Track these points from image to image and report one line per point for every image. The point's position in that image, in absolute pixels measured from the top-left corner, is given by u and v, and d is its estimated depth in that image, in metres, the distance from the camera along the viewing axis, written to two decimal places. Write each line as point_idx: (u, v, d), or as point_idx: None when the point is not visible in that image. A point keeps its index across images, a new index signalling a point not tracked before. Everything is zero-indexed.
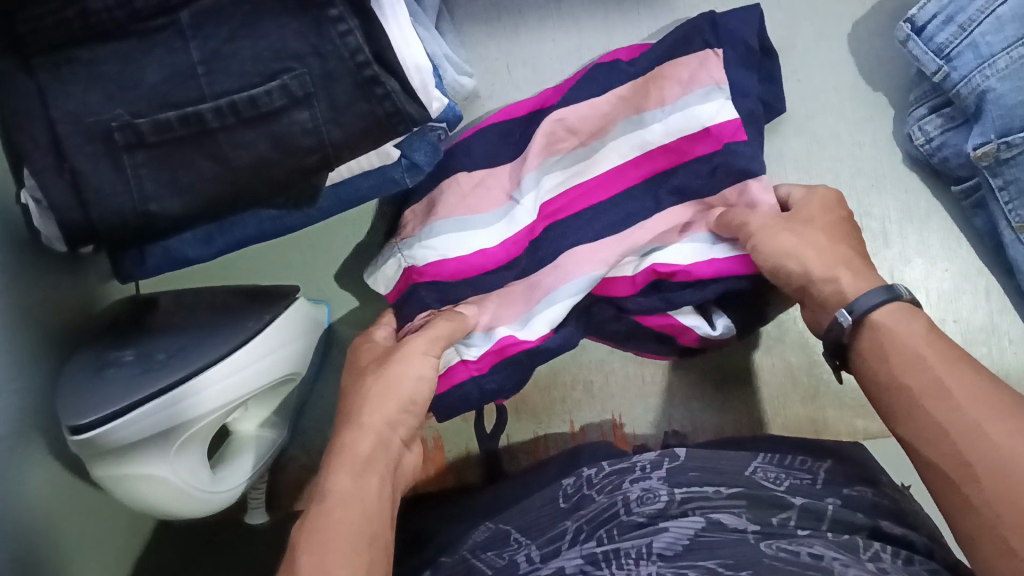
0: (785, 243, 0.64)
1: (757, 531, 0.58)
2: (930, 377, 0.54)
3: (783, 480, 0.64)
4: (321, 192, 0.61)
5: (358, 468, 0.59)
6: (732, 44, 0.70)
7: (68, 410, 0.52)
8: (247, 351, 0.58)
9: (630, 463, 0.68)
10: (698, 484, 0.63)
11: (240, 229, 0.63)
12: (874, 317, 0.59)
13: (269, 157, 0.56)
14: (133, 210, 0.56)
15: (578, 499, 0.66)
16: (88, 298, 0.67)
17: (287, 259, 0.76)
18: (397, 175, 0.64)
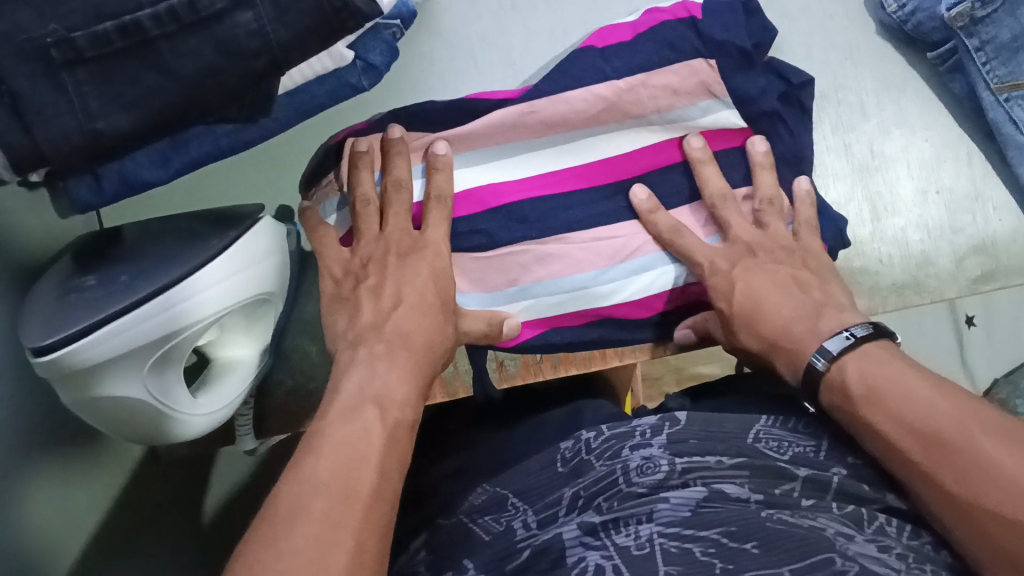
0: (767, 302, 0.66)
1: (761, 501, 0.56)
2: (864, 411, 0.57)
3: (787, 448, 0.61)
4: (274, 99, 0.59)
5: (354, 415, 0.54)
6: (720, 48, 0.67)
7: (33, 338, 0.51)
8: (213, 269, 0.56)
9: (630, 427, 0.65)
10: (698, 452, 0.61)
11: (195, 147, 0.61)
12: (845, 359, 0.59)
13: (217, 64, 0.54)
14: (79, 130, 0.53)
15: (577, 464, 0.64)
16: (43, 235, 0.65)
17: (250, 180, 0.73)
18: (353, 78, 0.61)
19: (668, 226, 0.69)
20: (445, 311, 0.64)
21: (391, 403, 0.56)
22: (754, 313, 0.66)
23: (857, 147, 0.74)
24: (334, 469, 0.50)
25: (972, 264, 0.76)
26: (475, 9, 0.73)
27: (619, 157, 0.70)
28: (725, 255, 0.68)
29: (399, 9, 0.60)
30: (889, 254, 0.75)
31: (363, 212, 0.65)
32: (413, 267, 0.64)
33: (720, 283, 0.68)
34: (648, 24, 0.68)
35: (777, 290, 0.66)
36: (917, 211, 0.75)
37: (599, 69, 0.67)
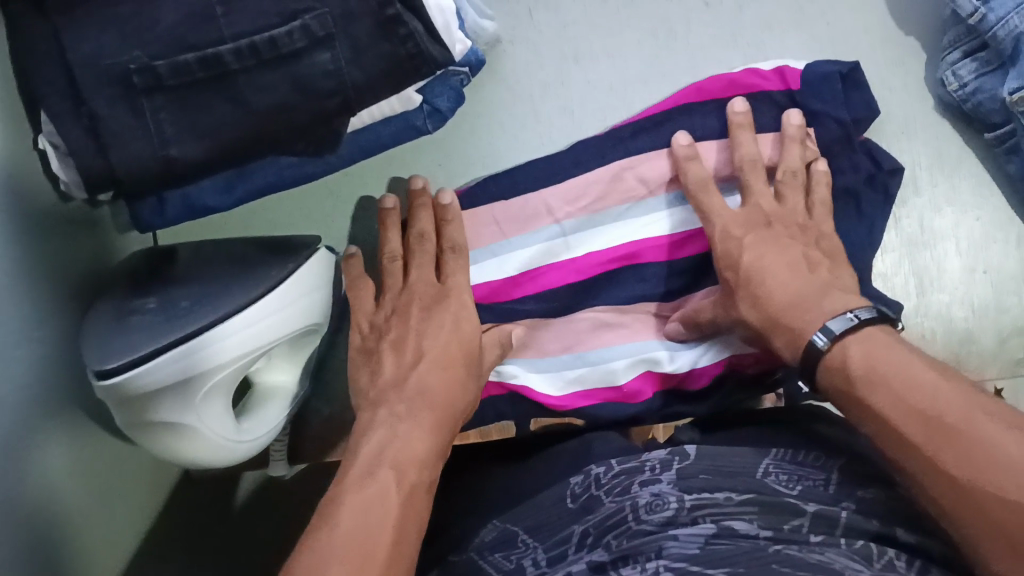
0: (781, 281, 0.62)
1: (770, 537, 0.55)
2: (868, 394, 0.53)
3: (797, 483, 0.61)
4: (343, 138, 0.60)
5: (363, 478, 0.53)
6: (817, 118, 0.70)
7: (92, 359, 0.52)
8: (273, 303, 0.57)
9: (640, 462, 0.65)
10: (707, 489, 0.60)
11: (259, 177, 0.62)
12: (848, 343, 0.56)
13: (291, 100, 0.54)
14: (153, 156, 0.54)
15: (587, 500, 0.63)
16: (98, 248, 0.66)
17: (305, 209, 0.75)
18: (419, 121, 0.63)
19: (698, 180, 0.67)
20: (472, 366, 0.64)
21: (416, 463, 0.56)
22: (754, 283, 0.62)
23: (907, 220, 0.75)
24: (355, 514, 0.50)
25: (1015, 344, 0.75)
26: (538, 59, 0.74)
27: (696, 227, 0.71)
28: (742, 222, 0.66)
29: (469, 57, 0.60)
30: (933, 329, 0.75)
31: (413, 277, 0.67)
32: (437, 329, 0.64)
33: (739, 246, 0.65)
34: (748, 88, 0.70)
35: (788, 269, 0.62)
36: (964, 287, 0.75)
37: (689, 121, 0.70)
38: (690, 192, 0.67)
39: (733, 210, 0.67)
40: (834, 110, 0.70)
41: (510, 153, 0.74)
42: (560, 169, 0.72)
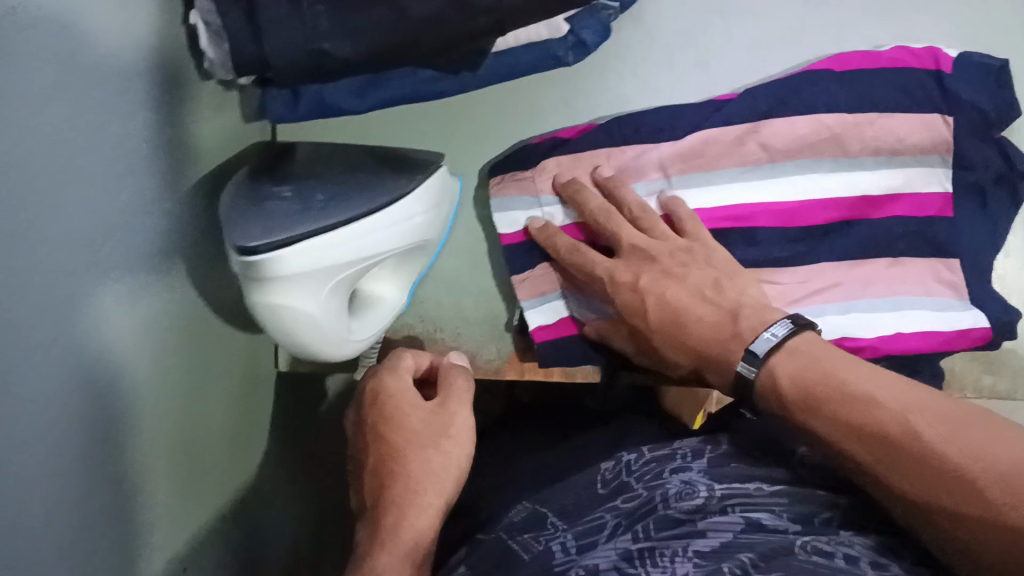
0: (684, 302, 0.62)
1: (799, 531, 0.54)
2: (804, 422, 0.53)
3: (827, 473, 0.61)
4: (485, 59, 0.60)
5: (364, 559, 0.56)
6: (965, 112, 0.70)
7: (237, 236, 0.52)
8: (395, 211, 0.58)
9: (670, 449, 0.66)
10: (737, 481, 0.60)
11: (393, 87, 0.62)
12: (775, 365, 0.55)
13: (445, 12, 0.54)
14: (304, 49, 0.54)
15: (618, 485, 0.64)
16: (225, 136, 0.66)
17: (424, 127, 0.75)
18: (560, 52, 0.61)
19: (568, 245, 0.69)
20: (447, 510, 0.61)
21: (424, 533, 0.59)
22: (674, 322, 0.62)
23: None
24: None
25: None
26: (681, 8, 0.72)
27: (819, 199, 0.70)
28: (628, 270, 0.65)
29: None
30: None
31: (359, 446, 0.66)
32: (412, 478, 0.61)
33: (623, 299, 0.65)
34: (896, 63, 0.70)
35: (696, 299, 0.62)
36: None
37: (831, 88, 0.70)
38: (561, 254, 0.69)
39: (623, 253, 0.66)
40: (978, 100, 0.70)
41: (636, 101, 0.74)
42: (687, 123, 0.71)
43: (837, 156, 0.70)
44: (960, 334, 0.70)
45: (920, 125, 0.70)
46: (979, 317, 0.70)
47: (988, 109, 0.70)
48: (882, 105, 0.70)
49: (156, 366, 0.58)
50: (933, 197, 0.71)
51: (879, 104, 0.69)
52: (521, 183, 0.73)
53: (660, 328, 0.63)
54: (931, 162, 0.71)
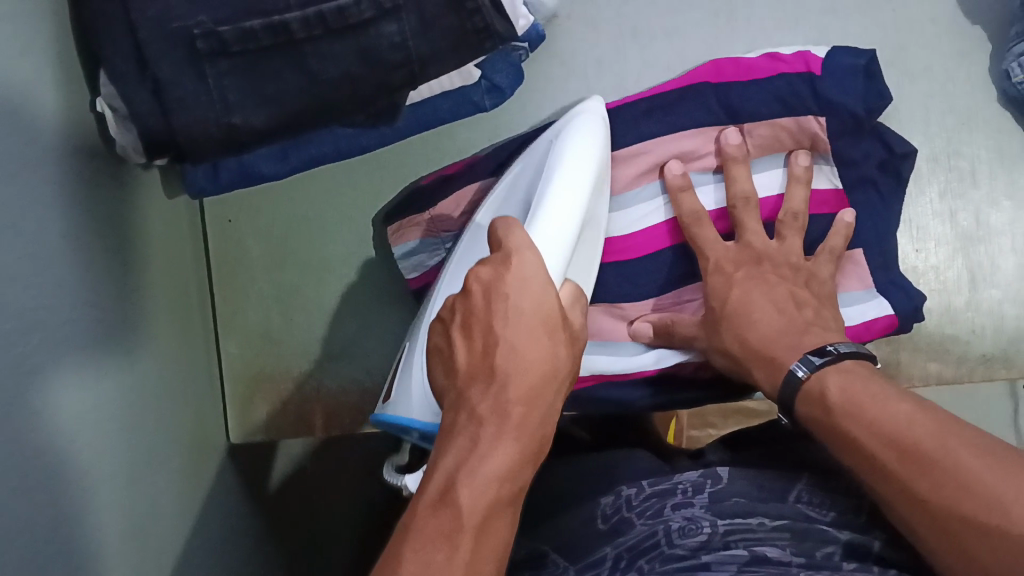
0: (768, 305, 0.63)
1: (803, 564, 0.55)
2: (845, 423, 0.53)
3: (827, 509, 0.61)
4: (402, 110, 0.59)
5: (496, 437, 0.43)
6: (836, 112, 0.68)
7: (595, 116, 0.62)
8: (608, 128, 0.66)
9: (671, 484, 0.64)
10: (739, 515, 0.60)
11: (315, 147, 0.61)
12: (826, 373, 0.56)
13: (357, 73, 0.54)
14: (216, 123, 0.53)
15: (618, 522, 0.63)
16: (153, 210, 0.64)
17: (356, 181, 0.74)
18: (476, 97, 0.62)
19: (690, 212, 0.67)
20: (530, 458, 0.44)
21: (495, 477, 0.42)
22: (741, 317, 0.63)
23: (964, 214, 0.71)
24: (436, 522, 0.40)
25: None
26: (596, 36, 0.73)
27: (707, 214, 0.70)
28: (734, 257, 0.66)
29: (530, 32, 0.60)
30: (982, 325, 0.72)
31: (505, 361, 0.44)
32: (527, 367, 0.44)
33: (714, 286, 0.66)
34: (766, 71, 0.69)
35: (771, 307, 0.63)
36: (1017, 284, 0.71)
37: (705, 99, 0.70)
38: (683, 224, 0.67)
39: (725, 246, 0.67)
40: (851, 103, 0.68)
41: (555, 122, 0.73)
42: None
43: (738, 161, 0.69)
44: (867, 326, 0.68)
45: (794, 128, 0.69)
46: (882, 306, 0.68)
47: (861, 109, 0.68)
48: (759, 116, 0.69)
49: (131, 453, 0.55)
50: (825, 195, 0.70)
51: (754, 116, 0.69)
52: (420, 225, 0.70)
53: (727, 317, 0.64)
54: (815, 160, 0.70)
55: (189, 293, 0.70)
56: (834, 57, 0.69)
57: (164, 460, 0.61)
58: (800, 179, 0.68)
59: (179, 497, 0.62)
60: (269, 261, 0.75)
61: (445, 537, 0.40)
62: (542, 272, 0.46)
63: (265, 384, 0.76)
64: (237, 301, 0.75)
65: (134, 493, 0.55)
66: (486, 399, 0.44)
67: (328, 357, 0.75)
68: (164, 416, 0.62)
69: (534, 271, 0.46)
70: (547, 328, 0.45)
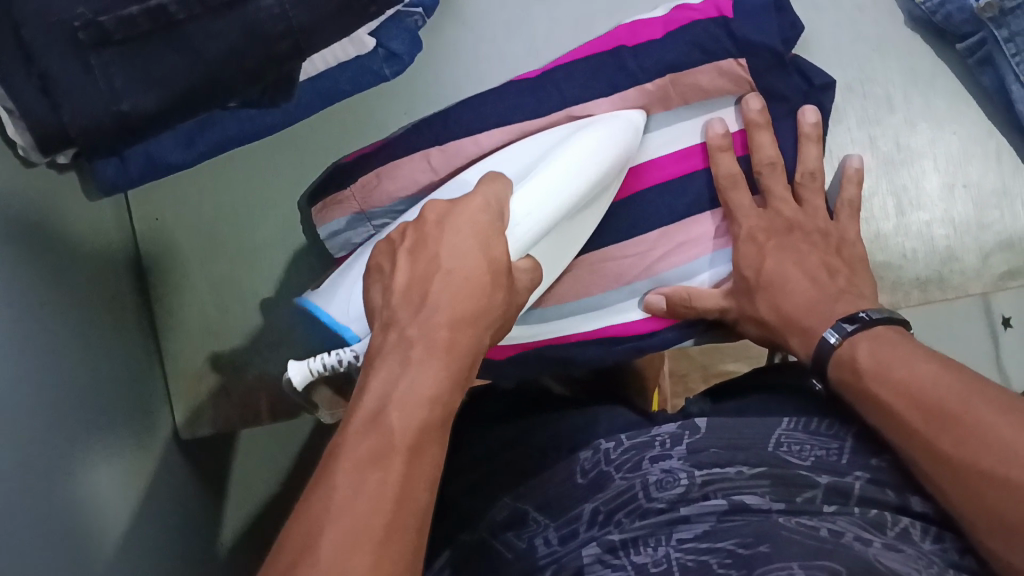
0: (795, 273, 0.65)
1: (783, 509, 0.53)
2: (873, 384, 0.53)
3: (809, 452, 0.58)
4: (297, 85, 0.60)
5: (418, 358, 0.45)
6: (755, 52, 0.66)
7: (614, 132, 0.65)
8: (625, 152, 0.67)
9: (650, 436, 0.62)
10: (718, 464, 0.58)
11: (219, 130, 0.62)
12: (856, 337, 0.56)
13: (240, 46, 0.53)
14: (105, 111, 0.54)
15: (597, 475, 0.60)
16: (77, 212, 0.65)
17: (274, 164, 0.75)
18: (376, 66, 0.63)
19: (727, 173, 0.67)
20: (457, 385, 0.45)
21: (425, 396, 0.43)
22: (774, 288, 0.65)
23: (883, 140, 0.71)
24: (369, 437, 0.41)
25: (997, 261, 0.71)
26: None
27: (645, 163, 0.70)
28: (763, 226, 0.67)
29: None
30: (914, 249, 0.71)
31: (440, 292, 0.47)
32: (455, 303, 0.47)
33: (745, 253, 0.66)
34: (679, 24, 0.67)
35: (805, 278, 0.64)
36: (943, 205, 0.71)
37: (623, 61, 0.67)
38: (719, 186, 0.67)
39: (755, 211, 0.67)
40: (771, 40, 0.66)
41: (466, 91, 0.73)
42: (496, 117, 0.68)
43: (662, 112, 0.69)
44: None
45: (713, 74, 0.67)
46: None
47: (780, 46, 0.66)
48: (681, 67, 0.67)
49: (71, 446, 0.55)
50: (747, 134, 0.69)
51: (675, 66, 0.67)
52: (344, 205, 0.70)
53: (767, 284, 0.65)
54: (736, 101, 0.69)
55: (123, 295, 0.71)
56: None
57: (107, 455, 0.60)
58: (758, 124, 0.67)
59: (126, 496, 0.61)
60: (199, 254, 0.76)
61: (381, 455, 0.40)
62: (472, 229, 0.50)
63: (214, 373, 0.76)
64: (175, 296, 0.76)
65: (79, 486, 0.55)
66: (416, 328, 0.46)
67: (269, 344, 0.76)
68: (107, 413, 0.62)
69: (472, 228, 0.50)
70: (490, 271, 0.48)
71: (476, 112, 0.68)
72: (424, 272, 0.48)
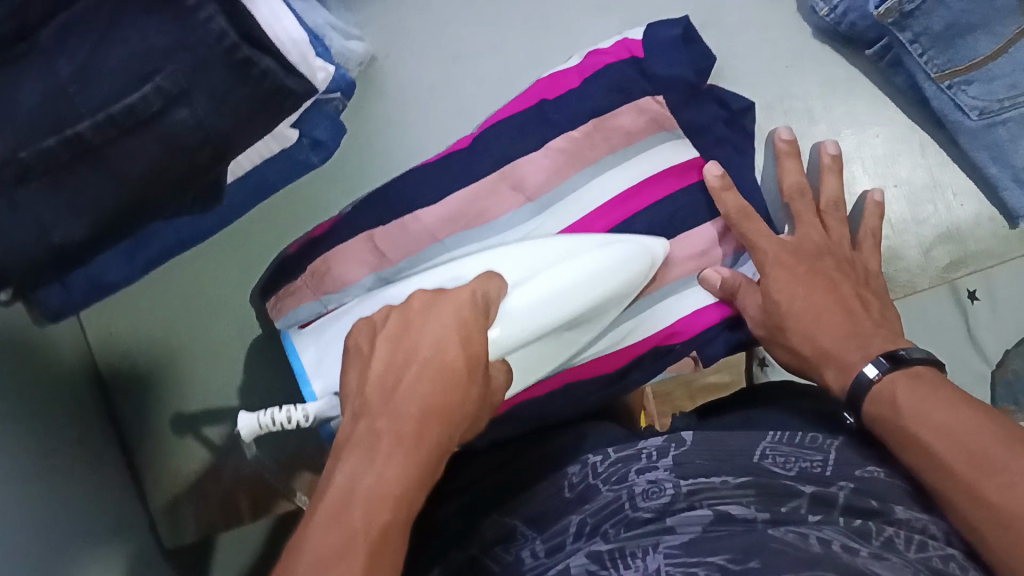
0: (825, 302, 0.62)
1: (768, 520, 0.47)
2: (910, 422, 0.50)
3: (793, 463, 0.53)
4: (225, 189, 0.61)
5: (389, 447, 0.43)
6: (671, 85, 0.70)
7: (633, 262, 0.64)
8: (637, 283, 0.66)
9: (637, 450, 0.57)
10: (703, 473, 0.53)
11: (157, 243, 0.64)
12: (901, 374, 0.54)
13: (161, 161, 0.54)
14: (37, 245, 0.54)
15: (584, 488, 0.56)
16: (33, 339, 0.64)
17: (226, 263, 0.76)
18: (304, 155, 0.65)
19: (737, 208, 0.67)
20: (425, 481, 0.44)
21: (389, 493, 0.41)
22: (807, 317, 0.62)
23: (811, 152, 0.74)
24: (331, 532, 0.39)
25: (939, 253, 0.74)
26: (420, 70, 0.75)
27: (591, 214, 0.68)
28: (788, 255, 0.65)
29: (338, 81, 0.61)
30: None
31: (412, 382, 0.46)
32: (427, 392, 0.46)
33: (771, 279, 0.64)
34: (594, 68, 0.70)
35: (830, 309, 0.62)
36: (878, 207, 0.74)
37: (546, 114, 0.69)
38: (730, 221, 0.67)
39: (767, 240, 0.66)
40: (682, 72, 0.71)
41: (404, 164, 0.75)
42: (434, 187, 0.69)
43: (604, 155, 0.69)
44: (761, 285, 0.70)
45: (634, 114, 0.70)
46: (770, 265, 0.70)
47: (692, 75, 0.71)
48: (603, 111, 0.69)
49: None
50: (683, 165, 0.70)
51: (599, 111, 0.69)
52: (299, 292, 0.69)
53: (801, 313, 0.62)
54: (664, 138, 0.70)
55: (87, 411, 0.71)
56: (651, 34, 0.71)
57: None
58: (788, 153, 0.71)
59: None
60: (160, 362, 0.76)
61: (337, 553, 0.38)
62: (448, 324, 0.50)
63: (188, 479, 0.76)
64: (138, 402, 0.76)
65: None
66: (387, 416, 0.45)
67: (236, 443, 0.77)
68: (90, 533, 0.61)
69: (451, 316, 0.50)
70: (466, 365, 0.48)
71: (408, 184, 0.69)
72: (396, 360, 0.48)
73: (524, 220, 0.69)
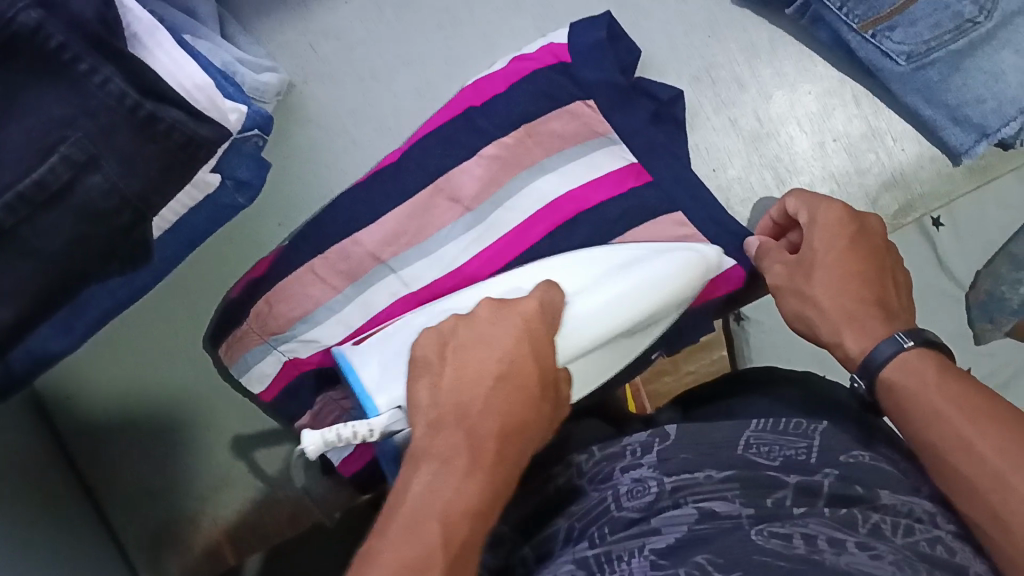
0: (854, 262, 0.58)
1: (753, 515, 0.45)
2: (938, 397, 0.50)
3: (778, 452, 0.51)
4: (151, 245, 0.58)
5: (463, 464, 0.46)
6: (596, 87, 0.70)
7: (691, 264, 0.62)
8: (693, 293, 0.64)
9: (621, 447, 0.55)
10: (687, 469, 0.51)
11: (95, 306, 0.63)
12: (933, 352, 0.53)
13: (80, 232, 0.52)
14: None
15: (571, 491, 0.55)
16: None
17: (174, 314, 0.75)
18: (229, 198, 0.63)
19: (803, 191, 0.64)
20: (498, 501, 0.47)
21: (462, 512, 0.44)
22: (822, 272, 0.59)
23: (745, 119, 0.75)
24: (411, 546, 0.42)
25: (887, 201, 0.75)
26: (338, 91, 0.74)
27: (527, 220, 0.68)
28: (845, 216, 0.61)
29: (256, 118, 0.61)
30: None
31: (484, 406, 0.49)
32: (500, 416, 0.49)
33: (812, 229, 0.60)
34: (518, 73, 0.70)
35: (854, 269, 0.58)
36: (819, 163, 0.75)
37: (473, 121, 0.69)
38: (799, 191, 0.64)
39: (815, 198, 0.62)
40: (609, 76, 0.71)
41: (337, 188, 0.74)
42: (366, 208, 0.67)
43: (539, 159, 0.68)
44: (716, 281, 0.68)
45: (563, 115, 0.70)
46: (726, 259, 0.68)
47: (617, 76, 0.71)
48: (531, 115, 0.69)
49: None
50: (625, 169, 0.69)
51: (526, 115, 0.69)
52: (246, 338, 0.69)
53: (834, 270, 0.58)
54: (602, 143, 0.70)
55: (56, 482, 0.69)
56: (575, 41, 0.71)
57: None
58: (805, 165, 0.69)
59: None
60: (123, 421, 0.76)
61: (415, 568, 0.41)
62: (512, 333, 0.52)
63: (168, 533, 0.76)
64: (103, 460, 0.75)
65: None
66: (460, 435, 0.48)
67: (214, 489, 0.77)
68: None
69: (521, 331, 0.53)
70: (535, 392, 0.51)
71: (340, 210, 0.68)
72: (476, 374, 0.51)
73: (462, 231, 0.68)
